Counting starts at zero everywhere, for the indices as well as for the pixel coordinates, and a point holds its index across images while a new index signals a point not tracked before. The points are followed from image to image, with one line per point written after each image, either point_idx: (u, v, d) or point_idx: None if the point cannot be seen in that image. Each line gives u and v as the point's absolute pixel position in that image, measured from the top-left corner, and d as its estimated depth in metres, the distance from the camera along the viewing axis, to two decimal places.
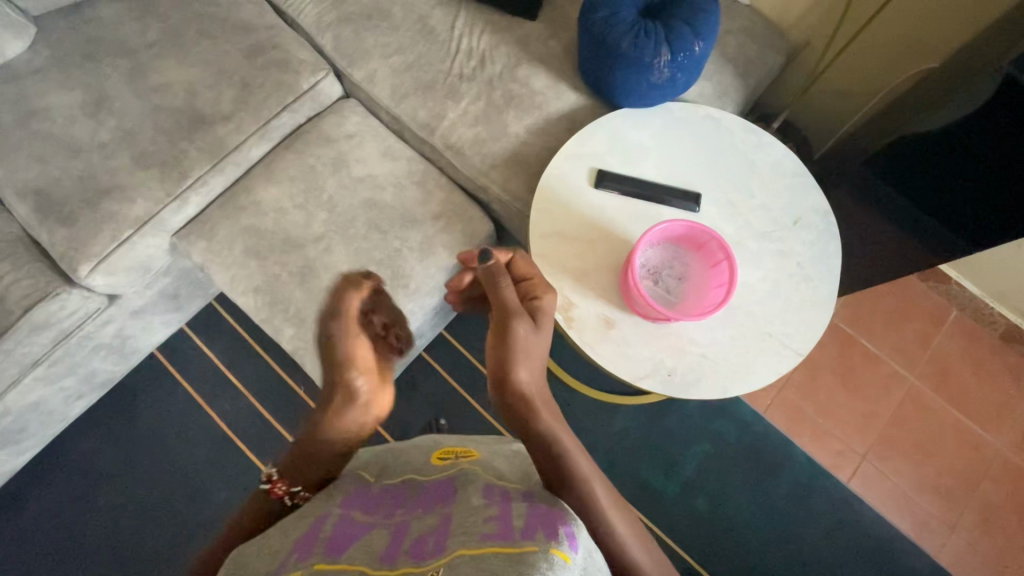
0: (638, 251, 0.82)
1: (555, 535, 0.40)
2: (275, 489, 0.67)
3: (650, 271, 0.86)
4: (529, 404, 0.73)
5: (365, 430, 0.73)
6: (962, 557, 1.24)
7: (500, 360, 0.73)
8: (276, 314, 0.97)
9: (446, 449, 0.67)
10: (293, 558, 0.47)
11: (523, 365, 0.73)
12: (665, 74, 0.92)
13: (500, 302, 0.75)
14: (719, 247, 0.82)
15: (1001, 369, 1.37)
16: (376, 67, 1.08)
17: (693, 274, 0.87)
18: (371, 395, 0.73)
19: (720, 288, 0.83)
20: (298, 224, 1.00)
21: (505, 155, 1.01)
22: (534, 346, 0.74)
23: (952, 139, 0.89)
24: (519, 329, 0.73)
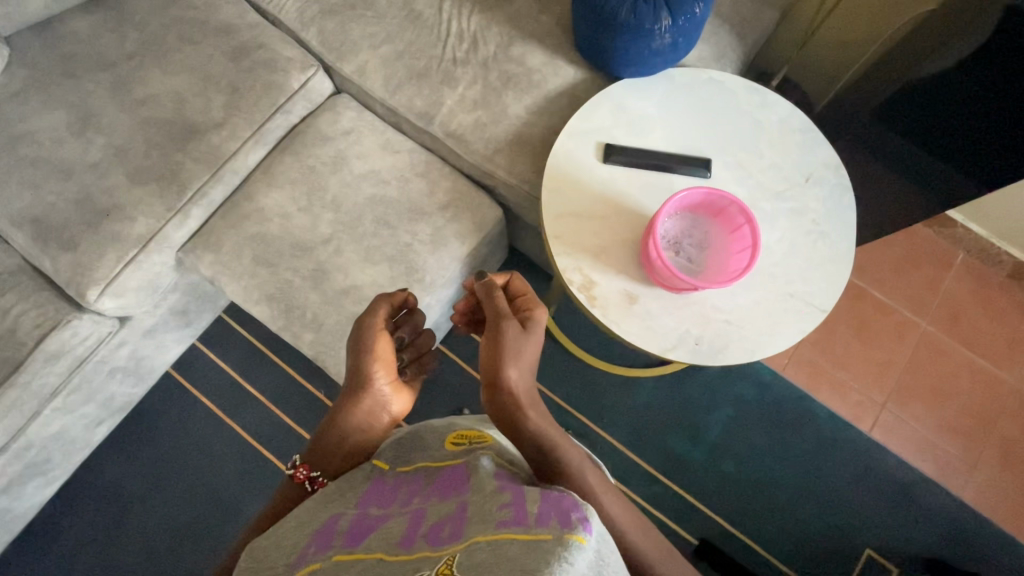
0: (659, 220, 0.80)
1: (569, 520, 0.38)
2: (297, 474, 0.69)
3: (671, 242, 0.84)
4: (517, 403, 0.68)
5: (372, 436, 0.72)
6: (985, 492, 1.26)
7: (491, 361, 0.69)
8: (293, 320, 0.95)
9: (459, 432, 0.67)
10: (311, 553, 0.47)
11: (514, 364, 0.69)
12: (667, 38, 0.90)
13: (494, 310, 0.73)
14: (740, 211, 0.81)
15: (1010, 306, 1.38)
16: (366, 59, 1.05)
17: (714, 240, 0.85)
18: (392, 396, 0.73)
19: (745, 251, 0.82)
20: (305, 228, 0.98)
21: (508, 137, 0.99)
22: (526, 345, 0.71)
23: (966, 84, 0.89)
24: (510, 330, 0.70)
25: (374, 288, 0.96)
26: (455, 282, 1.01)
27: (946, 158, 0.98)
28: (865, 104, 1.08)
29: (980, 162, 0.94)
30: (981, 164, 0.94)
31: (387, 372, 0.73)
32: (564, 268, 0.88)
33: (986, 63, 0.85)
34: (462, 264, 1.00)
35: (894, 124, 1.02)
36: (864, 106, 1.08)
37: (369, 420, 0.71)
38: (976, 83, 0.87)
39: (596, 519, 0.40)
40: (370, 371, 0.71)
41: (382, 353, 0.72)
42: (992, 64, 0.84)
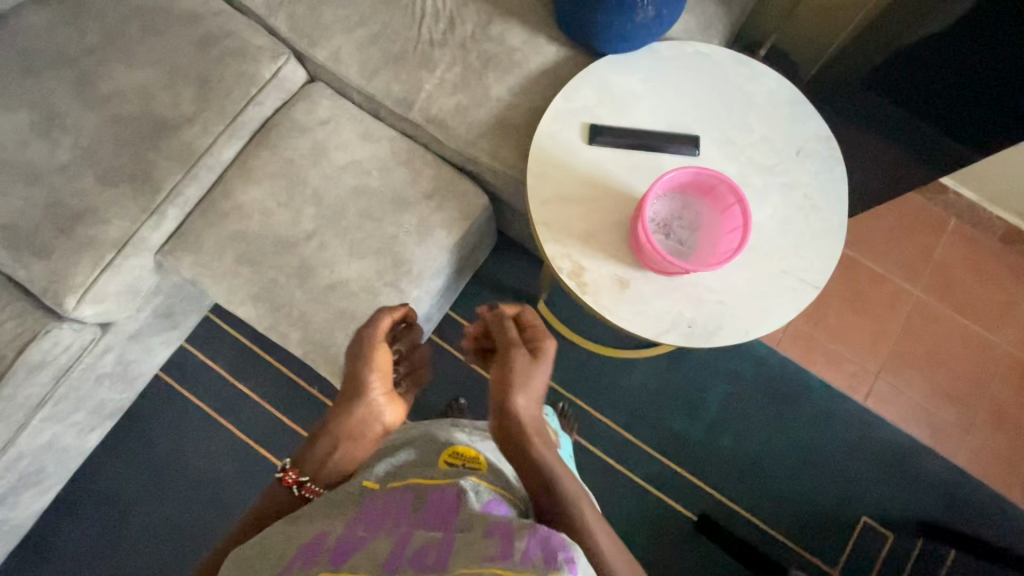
0: (646, 203, 0.78)
1: (555, 559, 0.39)
2: (287, 477, 0.69)
3: (660, 224, 0.82)
4: (523, 434, 0.64)
5: (362, 450, 0.69)
6: (978, 456, 1.28)
7: (497, 390, 0.66)
8: (280, 319, 0.93)
9: (455, 448, 0.67)
10: (296, 569, 0.46)
11: (523, 395, 0.65)
12: (650, 12, 0.86)
13: (504, 335, 0.70)
14: (731, 190, 0.77)
15: (1002, 270, 1.38)
16: (340, 44, 1.01)
17: (706, 222, 0.83)
18: (386, 409, 0.70)
19: (736, 232, 0.79)
20: (287, 223, 0.96)
21: (491, 121, 0.96)
22: (537, 374, 0.67)
23: (970, 46, 0.85)
24: (520, 358, 0.67)
25: (361, 282, 0.94)
26: (443, 272, 0.99)
27: (939, 125, 0.96)
28: (855, 71, 1.05)
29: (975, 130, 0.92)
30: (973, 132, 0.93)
31: (383, 383, 0.70)
32: (553, 256, 0.86)
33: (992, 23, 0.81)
34: (449, 254, 0.98)
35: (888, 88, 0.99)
36: (854, 73, 1.05)
37: (361, 433, 0.68)
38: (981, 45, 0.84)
39: (581, 561, 0.41)
40: (366, 383, 0.69)
41: (380, 366, 0.70)
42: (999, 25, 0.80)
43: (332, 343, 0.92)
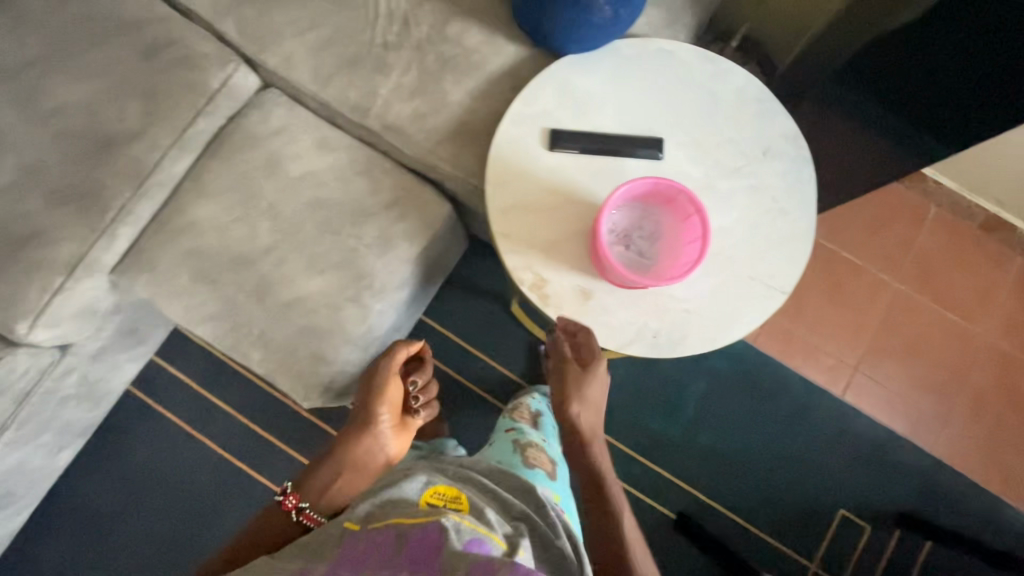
0: (603, 216, 0.77)
1: None
2: (287, 502, 0.81)
3: (619, 236, 0.81)
4: (577, 433, 0.88)
5: (368, 470, 0.88)
6: (955, 446, 1.28)
7: (559, 394, 0.88)
8: (240, 338, 0.91)
9: (435, 488, 0.68)
10: None
11: (577, 404, 0.87)
12: (608, 11, 0.83)
13: (558, 350, 0.86)
14: (689, 201, 0.77)
15: (983, 258, 1.36)
16: (292, 49, 0.97)
17: (662, 231, 0.83)
18: (388, 437, 0.90)
19: (695, 242, 0.81)
20: (243, 240, 0.93)
21: (450, 127, 0.93)
22: (590, 385, 0.86)
23: (940, 33, 0.81)
24: (575, 373, 0.86)
25: (322, 298, 0.92)
26: (408, 284, 0.97)
27: (920, 113, 0.93)
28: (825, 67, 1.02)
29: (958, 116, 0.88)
30: (957, 119, 0.89)
31: (389, 415, 0.90)
32: (514, 268, 0.84)
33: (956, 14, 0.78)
34: (413, 265, 0.96)
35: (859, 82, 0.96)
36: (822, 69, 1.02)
37: (367, 455, 0.88)
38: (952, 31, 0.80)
39: None
40: (375, 414, 0.88)
41: (388, 400, 0.89)
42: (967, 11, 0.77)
43: (295, 362, 0.91)
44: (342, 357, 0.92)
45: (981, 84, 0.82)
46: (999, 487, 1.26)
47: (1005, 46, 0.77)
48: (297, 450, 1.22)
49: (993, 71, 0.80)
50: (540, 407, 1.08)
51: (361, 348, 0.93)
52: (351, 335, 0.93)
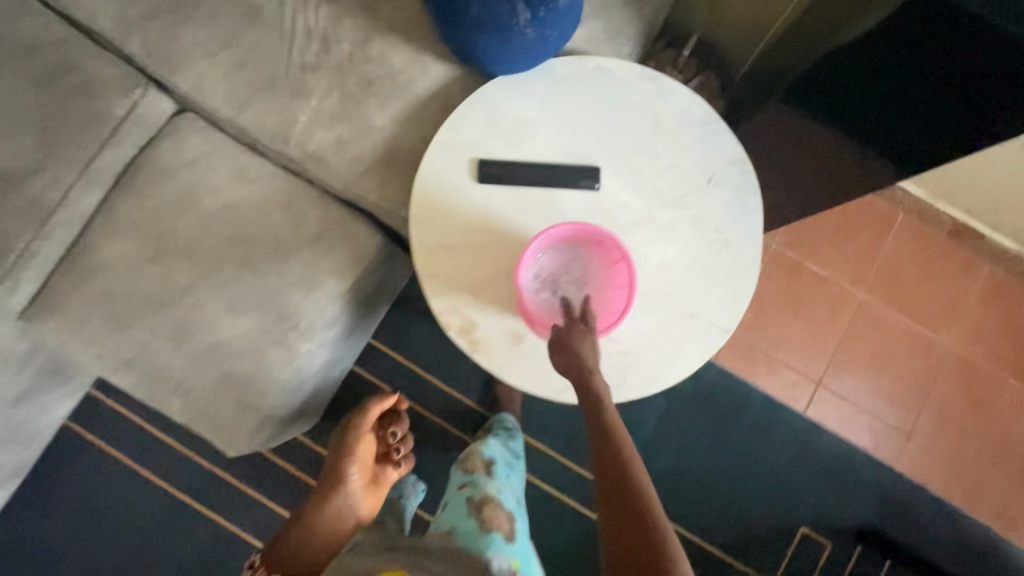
0: (526, 257, 0.71)
1: None
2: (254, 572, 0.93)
3: (545, 280, 0.74)
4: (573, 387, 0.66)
5: (343, 527, 0.91)
6: (918, 460, 1.26)
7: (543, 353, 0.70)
8: (158, 387, 0.86)
9: None
10: None
11: (560, 351, 0.67)
12: (531, 33, 0.75)
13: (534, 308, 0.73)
14: (617, 247, 0.73)
15: (951, 266, 1.32)
16: (204, 72, 0.90)
17: (591, 276, 0.75)
18: (361, 496, 0.93)
19: (624, 289, 0.74)
20: (158, 280, 0.87)
21: (375, 155, 0.87)
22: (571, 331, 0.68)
23: (891, 52, 0.73)
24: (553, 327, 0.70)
25: (244, 342, 0.86)
26: (339, 321, 0.92)
27: (877, 133, 0.85)
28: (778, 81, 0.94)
29: (915, 139, 0.80)
30: (914, 143, 0.81)
31: (360, 473, 0.93)
32: (440, 311, 0.79)
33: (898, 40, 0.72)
34: (343, 301, 0.91)
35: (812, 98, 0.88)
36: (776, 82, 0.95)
37: (340, 514, 0.91)
38: (904, 51, 0.72)
39: None
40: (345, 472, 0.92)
41: (359, 458, 0.93)
42: (917, 31, 0.69)
43: (217, 411, 0.86)
44: (269, 403, 0.87)
45: (938, 106, 0.74)
46: (963, 500, 1.24)
47: (960, 69, 0.68)
48: (245, 482, 1.18)
49: (948, 94, 0.72)
50: (495, 454, 1.01)
51: (291, 391, 0.89)
52: (278, 378, 0.88)
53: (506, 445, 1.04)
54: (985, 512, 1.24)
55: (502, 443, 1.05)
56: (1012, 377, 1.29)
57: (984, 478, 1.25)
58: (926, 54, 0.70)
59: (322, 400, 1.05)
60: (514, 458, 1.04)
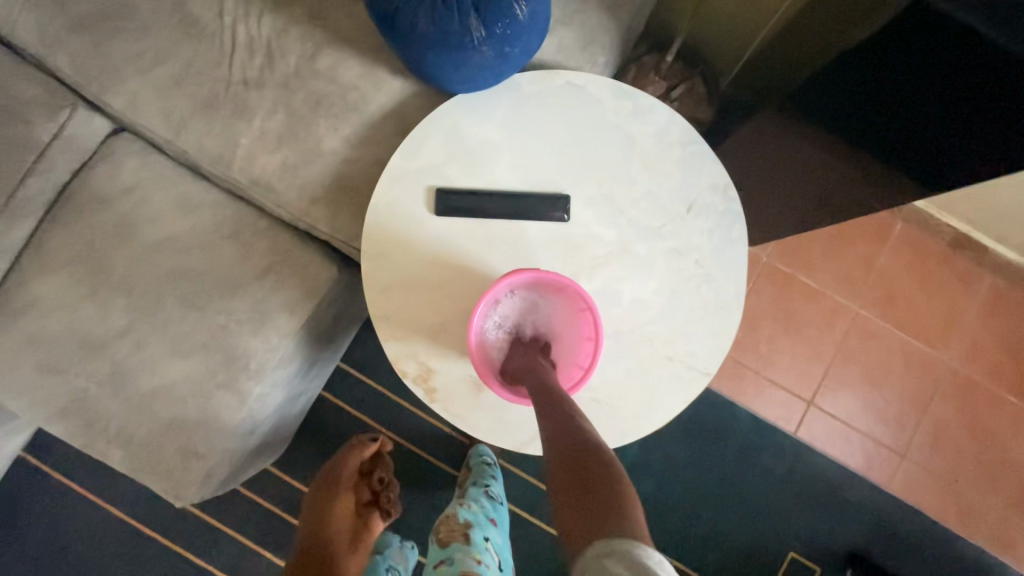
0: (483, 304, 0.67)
1: None
2: None
3: (502, 326, 0.69)
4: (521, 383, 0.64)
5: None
6: (914, 483, 1.20)
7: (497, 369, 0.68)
8: (96, 436, 0.80)
9: None
10: None
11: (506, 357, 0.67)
12: (488, 52, 0.68)
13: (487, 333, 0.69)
14: (583, 300, 0.68)
15: (950, 278, 1.25)
16: (137, 89, 0.82)
17: (559, 325, 0.69)
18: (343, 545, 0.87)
19: (589, 341, 0.68)
20: (93, 321, 0.80)
21: (326, 182, 0.80)
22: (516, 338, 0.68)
23: (881, 79, 0.63)
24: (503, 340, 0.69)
25: (189, 386, 0.80)
26: (293, 359, 0.84)
27: (862, 170, 0.75)
28: (759, 105, 0.84)
29: (905, 180, 0.70)
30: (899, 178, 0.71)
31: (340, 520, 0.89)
32: (396, 357, 0.73)
33: (896, 55, 0.61)
34: (297, 340, 0.83)
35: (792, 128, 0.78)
36: (756, 106, 0.85)
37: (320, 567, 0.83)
38: (897, 78, 0.62)
39: None
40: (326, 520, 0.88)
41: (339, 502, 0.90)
42: (913, 56, 0.59)
43: (161, 460, 0.80)
44: (216, 451, 0.81)
45: (935, 142, 0.64)
46: (958, 523, 1.18)
47: (962, 98, 0.59)
48: (206, 515, 1.11)
49: (946, 129, 0.62)
50: (474, 513, 0.86)
51: (241, 437, 0.82)
52: (226, 425, 0.81)
53: (486, 497, 0.90)
54: (982, 536, 1.18)
55: (482, 495, 0.90)
56: (1012, 395, 1.23)
57: (982, 500, 1.19)
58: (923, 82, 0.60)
59: (283, 434, 0.99)
60: (498, 510, 0.90)
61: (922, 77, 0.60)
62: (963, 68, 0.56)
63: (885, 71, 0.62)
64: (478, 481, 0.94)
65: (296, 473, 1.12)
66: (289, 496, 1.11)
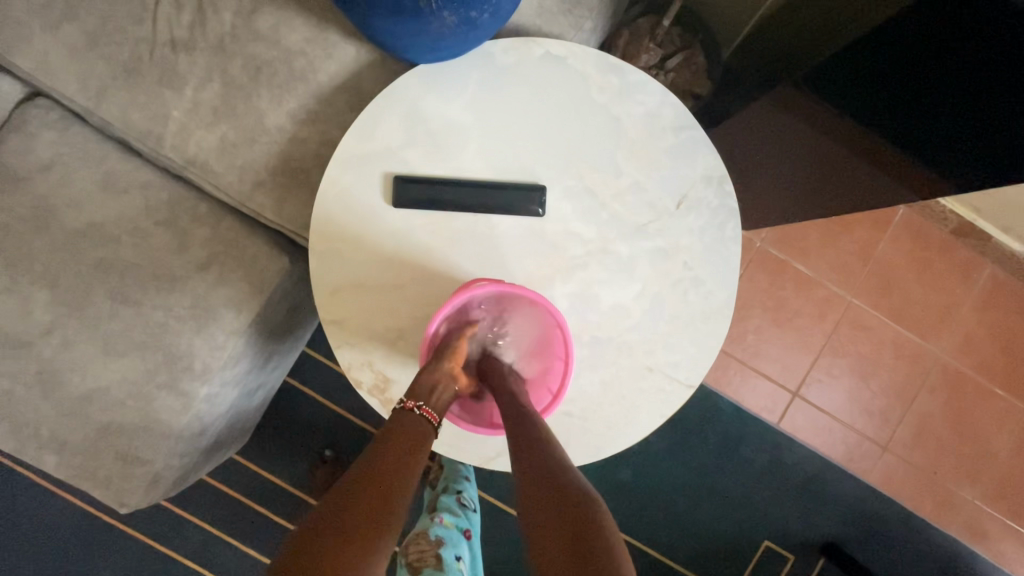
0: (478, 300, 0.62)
1: None
2: None
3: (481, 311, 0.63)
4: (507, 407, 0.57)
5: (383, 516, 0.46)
6: (894, 475, 1.19)
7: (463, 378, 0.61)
8: (26, 442, 0.73)
9: None
10: None
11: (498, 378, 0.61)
12: (450, 18, 0.58)
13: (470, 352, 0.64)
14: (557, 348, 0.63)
15: (950, 267, 1.20)
16: (48, 48, 0.71)
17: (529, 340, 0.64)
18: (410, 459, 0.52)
19: (559, 361, 0.63)
20: (12, 316, 0.71)
21: (270, 163, 0.72)
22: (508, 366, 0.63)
23: (894, 68, 0.56)
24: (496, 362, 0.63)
25: (125, 389, 0.72)
26: (243, 357, 0.77)
27: (873, 163, 0.66)
28: (761, 87, 0.75)
29: (921, 174, 0.61)
30: (912, 173, 0.62)
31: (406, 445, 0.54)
32: (349, 365, 0.66)
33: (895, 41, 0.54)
34: (246, 337, 0.75)
35: (797, 112, 0.69)
36: (760, 86, 0.75)
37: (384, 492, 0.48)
38: (906, 73, 0.55)
39: None
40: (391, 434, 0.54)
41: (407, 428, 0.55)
42: (916, 38, 0.53)
43: (100, 467, 0.73)
44: (160, 457, 0.74)
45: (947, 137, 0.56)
46: (933, 515, 1.18)
47: (969, 86, 0.51)
48: (164, 507, 1.06)
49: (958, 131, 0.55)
50: (447, 527, 0.77)
51: (189, 441, 0.75)
52: (170, 428, 0.74)
53: (460, 506, 0.81)
54: (956, 527, 1.18)
55: (455, 504, 0.81)
56: (999, 388, 1.20)
57: (959, 492, 1.19)
58: (945, 66, 0.52)
59: (243, 431, 0.93)
60: (472, 520, 0.81)
61: (944, 59, 0.52)
62: (988, 65, 0.49)
63: (890, 60, 0.55)
64: (449, 486, 0.85)
65: (261, 463, 1.07)
66: (253, 488, 1.06)
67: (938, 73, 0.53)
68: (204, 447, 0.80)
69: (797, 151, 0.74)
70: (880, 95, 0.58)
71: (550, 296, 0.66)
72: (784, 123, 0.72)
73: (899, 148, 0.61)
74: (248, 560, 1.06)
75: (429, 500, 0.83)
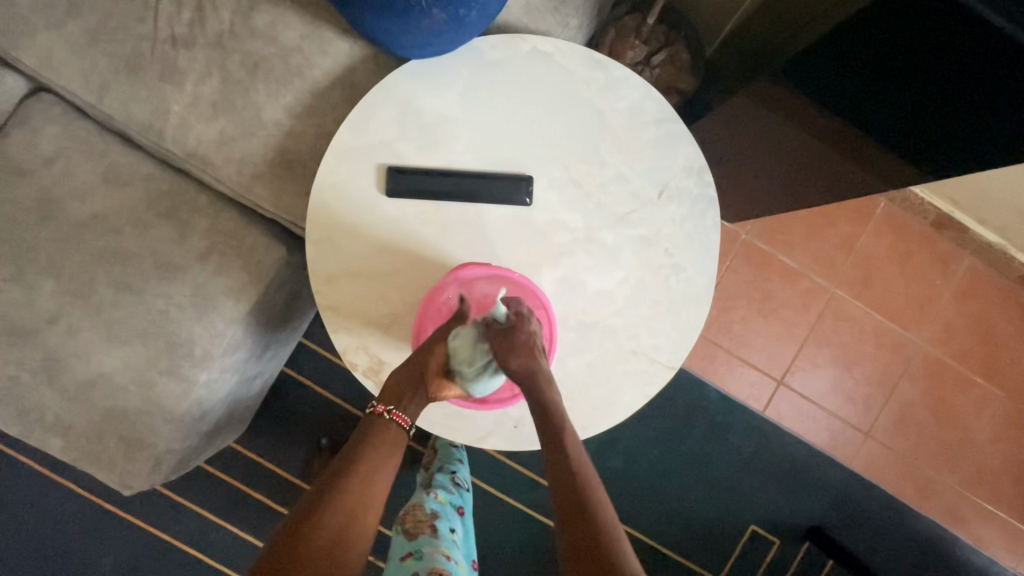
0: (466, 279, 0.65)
1: None
2: None
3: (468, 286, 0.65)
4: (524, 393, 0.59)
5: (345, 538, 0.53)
6: (877, 461, 1.22)
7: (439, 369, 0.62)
8: (32, 426, 0.75)
9: None
10: None
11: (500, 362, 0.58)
12: (439, 15, 0.62)
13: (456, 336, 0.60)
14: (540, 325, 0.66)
15: (930, 259, 1.24)
16: (52, 45, 0.74)
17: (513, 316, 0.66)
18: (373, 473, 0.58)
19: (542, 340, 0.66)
20: (17, 304, 0.74)
21: (267, 155, 0.74)
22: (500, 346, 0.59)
23: (861, 67, 0.59)
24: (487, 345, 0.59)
25: (128, 375, 0.75)
26: (242, 345, 0.79)
27: (848, 153, 0.69)
28: (741, 81, 0.78)
29: (893, 162, 0.65)
30: (885, 161, 0.66)
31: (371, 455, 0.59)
32: (344, 349, 0.69)
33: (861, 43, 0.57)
34: (245, 324, 0.78)
35: (775, 108, 0.72)
36: (739, 81, 0.78)
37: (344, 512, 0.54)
38: (873, 71, 0.58)
39: None
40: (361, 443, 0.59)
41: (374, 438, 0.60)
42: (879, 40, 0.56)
43: (103, 451, 0.76)
44: (162, 440, 0.76)
45: (915, 127, 0.59)
46: (914, 500, 1.22)
47: (933, 82, 0.55)
48: (163, 495, 1.08)
49: (924, 122, 0.58)
50: (442, 503, 0.79)
51: (188, 426, 0.78)
52: (172, 412, 0.76)
53: (454, 484, 0.84)
54: (937, 512, 1.22)
55: (449, 482, 0.84)
56: (977, 376, 1.24)
57: (939, 477, 1.22)
58: (921, 78, 0.55)
59: (240, 420, 0.95)
60: (464, 498, 0.84)
61: (920, 71, 0.55)
62: (949, 64, 0.53)
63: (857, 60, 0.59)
64: (443, 466, 0.88)
65: (259, 451, 1.09)
66: (251, 476, 1.09)
67: (901, 72, 0.56)
68: (203, 433, 0.82)
69: (776, 143, 0.77)
70: (851, 90, 0.62)
71: (537, 282, 0.69)
72: (763, 116, 0.75)
73: (871, 138, 0.65)
74: (246, 547, 1.09)
75: (423, 479, 0.86)
